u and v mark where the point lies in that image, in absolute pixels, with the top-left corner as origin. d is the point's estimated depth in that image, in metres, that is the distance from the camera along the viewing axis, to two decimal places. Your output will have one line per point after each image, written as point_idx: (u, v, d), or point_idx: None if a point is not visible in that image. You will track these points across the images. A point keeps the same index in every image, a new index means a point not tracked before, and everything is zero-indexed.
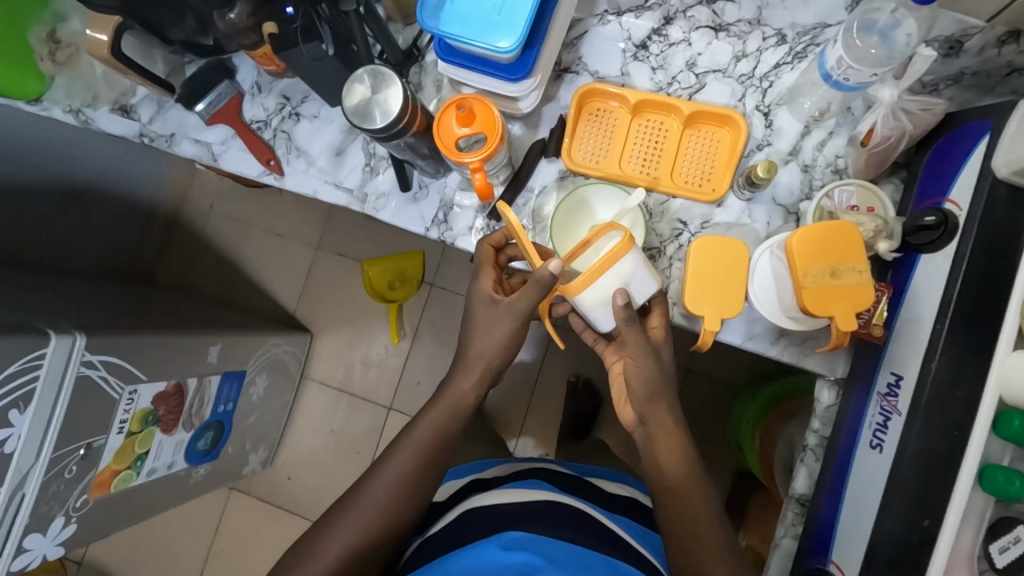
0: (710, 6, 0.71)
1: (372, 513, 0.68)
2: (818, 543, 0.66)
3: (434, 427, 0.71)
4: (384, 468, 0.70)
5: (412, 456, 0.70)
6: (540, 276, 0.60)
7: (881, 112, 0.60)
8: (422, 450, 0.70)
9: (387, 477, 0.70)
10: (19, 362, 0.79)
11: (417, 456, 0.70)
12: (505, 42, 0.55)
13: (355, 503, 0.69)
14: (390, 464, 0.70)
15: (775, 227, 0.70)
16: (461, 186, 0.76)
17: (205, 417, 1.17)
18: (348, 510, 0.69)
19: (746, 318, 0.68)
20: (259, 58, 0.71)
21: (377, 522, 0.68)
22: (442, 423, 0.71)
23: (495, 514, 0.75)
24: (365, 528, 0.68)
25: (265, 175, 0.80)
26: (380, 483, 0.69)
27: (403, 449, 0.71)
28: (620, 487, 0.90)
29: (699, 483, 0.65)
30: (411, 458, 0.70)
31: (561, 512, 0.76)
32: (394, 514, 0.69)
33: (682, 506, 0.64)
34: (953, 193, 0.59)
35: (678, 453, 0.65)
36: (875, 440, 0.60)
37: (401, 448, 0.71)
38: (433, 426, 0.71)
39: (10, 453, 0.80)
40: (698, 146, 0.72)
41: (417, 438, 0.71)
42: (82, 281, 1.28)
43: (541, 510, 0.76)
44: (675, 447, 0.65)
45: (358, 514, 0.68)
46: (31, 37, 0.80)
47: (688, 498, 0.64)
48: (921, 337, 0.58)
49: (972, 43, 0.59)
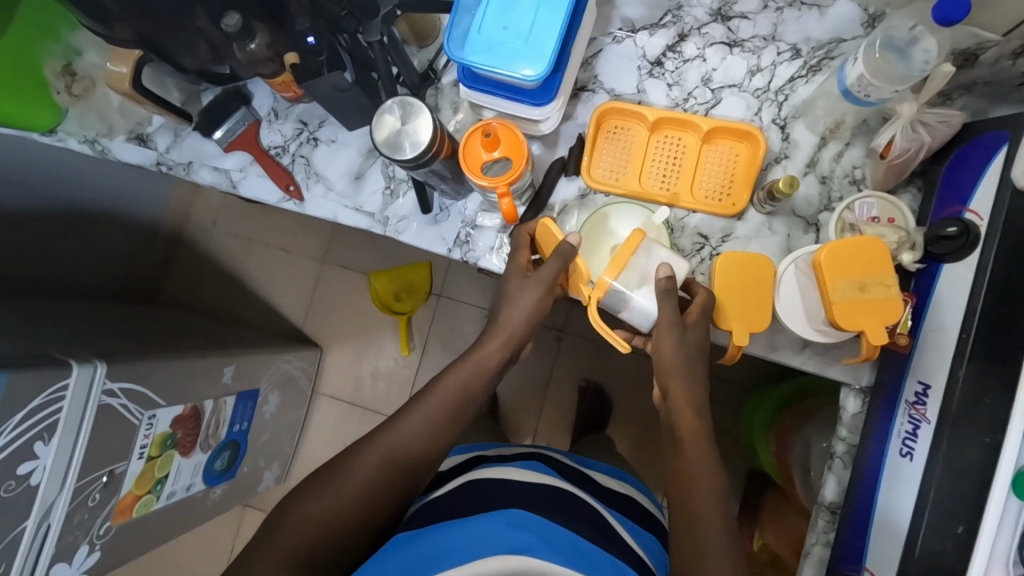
0: (725, 23, 0.73)
1: (372, 475, 0.66)
2: (850, 550, 0.67)
3: (450, 400, 0.69)
4: (396, 432, 0.68)
5: (425, 426, 0.68)
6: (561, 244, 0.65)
7: (900, 126, 0.61)
8: (436, 420, 0.69)
9: (396, 445, 0.67)
10: (43, 395, 0.77)
11: (432, 429, 0.69)
12: (532, 70, 0.57)
13: (357, 463, 0.67)
14: (402, 424, 0.68)
15: (795, 239, 0.71)
16: (483, 207, 0.76)
17: (221, 438, 1.15)
18: (349, 468, 0.66)
19: (770, 330, 0.69)
20: (277, 85, 0.73)
21: (377, 485, 0.66)
22: (459, 396, 0.70)
23: (505, 493, 0.71)
24: (365, 490, 0.66)
25: (285, 202, 0.81)
26: (388, 450, 0.67)
27: (416, 420, 0.69)
28: (621, 485, 0.89)
29: (710, 455, 0.63)
30: (424, 430, 0.68)
31: (571, 503, 0.73)
32: (397, 481, 0.67)
33: (685, 473, 0.62)
34: (973, 203, 0.60)
35: (692, 421, 0.64)
36: (905, 449, 0.62)
37: (417, 415, 0.69)
38: (451, 401, 0.69)
39: (35, 485, 0.78)
40: (716, 161, 0.73)
41: (432, 408, 0.69)
42: (91, 305, 1.27)
43: (554, 497, 0.73)
44: (689, 418, 0.64)
45: (358, 474, 0.66)
46: (47, 71, 0.79)
47: (697, 465, 0.62)
48: (946, 346, 0.60)
49: (986, 55, 0.60)
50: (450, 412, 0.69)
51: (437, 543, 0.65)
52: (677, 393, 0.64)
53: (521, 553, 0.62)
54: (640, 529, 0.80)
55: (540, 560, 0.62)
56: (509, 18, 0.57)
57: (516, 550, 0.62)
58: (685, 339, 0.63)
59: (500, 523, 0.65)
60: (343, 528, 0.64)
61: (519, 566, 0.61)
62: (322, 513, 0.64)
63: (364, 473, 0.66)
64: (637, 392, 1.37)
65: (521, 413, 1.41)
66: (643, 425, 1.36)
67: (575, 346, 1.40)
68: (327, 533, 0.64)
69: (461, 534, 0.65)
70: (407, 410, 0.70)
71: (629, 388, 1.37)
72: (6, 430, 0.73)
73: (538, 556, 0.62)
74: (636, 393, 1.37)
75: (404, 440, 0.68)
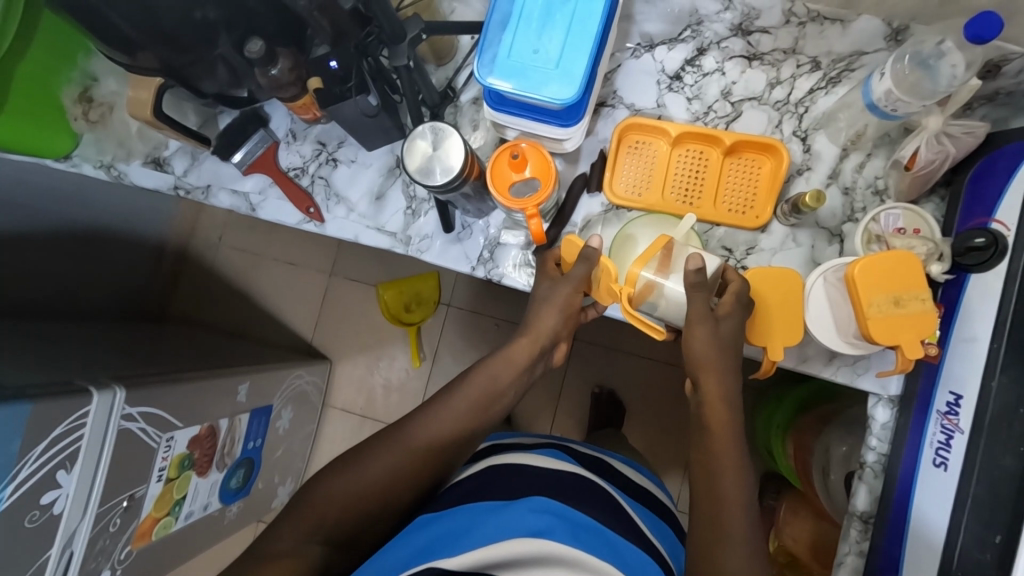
0: (745, 38, 0.72)
1: (400, 460, 0.67)
2: (887, 560, 0.67)
3: (479, 392, 0.70)
4: (425, 419, 0.69)
5: (455, 416, 0.69)
6: (586, 249, 0.66)
7: (925, 138, 0.62)
8: (463, 414, 0.69)
9: (428, 433, 0.68)
10: (65, 423, 0.75)
11: (460, 420, 0.69)
12: (565, 93, 0.58)
13: (387, 446, 0.67)
14: (430, 416, 0.69)
15: (820, 250, 0.71)
16: (506, 224, 0.76)
17: (236, 455, 1.12)
18: (378, 451, 0.67)
19: (798, 342, 0.70)
20: (298, 108, 0.73)
21: (404, 470, 0.67)
22: (488, 392, 0.70)
23: (529, 481, 0.69)
24: (393, 474, 0.66)
25: (305, 223, 0.80)
26: (418, 439, 0.67)
27: (447, 409, 0.69)
28: (638, 476, 0.86)
29: (739, 448, 0.60)
30: (455, 420, 0.69)
31: (595, 494, 0.71)
32: (425, 469, 0.67)
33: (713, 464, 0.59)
34: (999, 214, 0.61)
35: (721, 412, 0.61)
36: (939, 459, 0.62)
37: (449, 404, 0.69)
38: (479, 394, 0.70)
39: (58, 514, 0.75)
40: (739, 174, 0.73)
41: (462, 399, 0.69)
42: (99, 326, 1.25)
43: (580, 487, 0.71)
44: (723, 412, 0.61)
45: (387, 457, 0.67)
46: (64, 99, 0.79)
47: (724, 456, 0.59)
48: (977, 356, 0.60)
49: (1010, 66, 0.61)
50: (478, 405, 0.70)
51: (455, 526, 0.63)
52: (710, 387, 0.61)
53: (541, 536, 0.60)
54: (661, 524, 0.78)
55: (559, 544, 0.60)
56: (541, 42, 0.59)
57: (537, 533, 0.60)
58: (717, 326, 0.62)
59: (522, 506, 0.64)
60: (367, 508, 0.65)
61: (538, 548, 0.59)
62: (349, 492, 0.65)
63: (392, 458, 0.67)
64: (651, 398, 1.37)
65: (535, 423, 1.40)
66: (658, 431, 1.35)
67: (587, 354, 1.39)
68: (353, 509, 0.65)
69: (479, 517, 0.63)
70: (439, 398, 0.71)
71: (643, 394, 1.37)
72: (28, 463, 0.70)
73: (558, 540, 0.60)
74: (650, 400, 1.37)
75: (431, 427, 0.68)
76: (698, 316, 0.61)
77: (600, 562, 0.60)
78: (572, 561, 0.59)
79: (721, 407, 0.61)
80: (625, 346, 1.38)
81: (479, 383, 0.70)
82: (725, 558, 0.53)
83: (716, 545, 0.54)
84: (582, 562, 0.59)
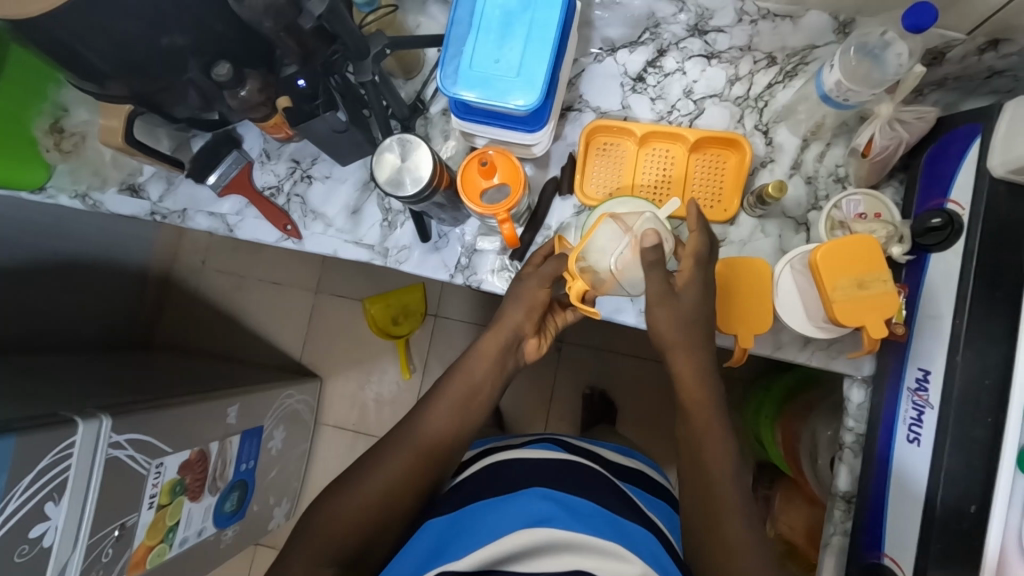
0: (702, 37, 0.74)
1: (405, 461, 0.67)
2: (871, 538, 0.68)
3: (462, 391, 0.70)
4: (420, 420, 0.69)
5: (446, 413, 0.69)
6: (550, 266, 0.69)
7: (879, 125, 0.64)
8: (451, 417, 0.69)
9: (421, 437, 0.68)
10: (50, 454, 0.74)
11: (454, 414, 0.69)
12: (524, 100, 0.60)
13: (386, 451, 0.68)
14: (418, 430, 0.68)
15: (788, 238, 0.73)
16: (481, 231, 0.77)
17: (229, 478, 1.12)
18: (377, 460, 0.67)
19: (772, 330, 0.71)
20: (269, 127, 0.74)
21: (404, 483, 0.66)
22: (471, 394, 0.70)
23: (528, 475, 0.70)
24: (395, 482, 0.66)
25: (283, 240, 0.81)
26: (416, 439, 0.68)
27: (437, 408, 0.70)
28: (633, 461, 0.87)
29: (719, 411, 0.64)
30: (448, 418, 0.69)
31: (597, 482, 0.72)
32: (427, 469, 0.68)
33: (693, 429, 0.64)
34: (954, 194, 0.63)
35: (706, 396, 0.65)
36: (912, 435, 0.64)
37: (439, 404, 0.70)
38: (463, 391, 0.70)
39: (49, 547, 0.75)
40: (705, 170, 0.75)
41: (450, 395, 0.70)
42: (84, 357, 1.24)
43: (577, 473, 0.72)
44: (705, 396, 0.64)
45: (390, 463, 0.67)
46: (35, 131, 0.80)
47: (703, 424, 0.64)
48: (942, 332, 0.62)
49: (954, 52, 0.63)
50: (464, 399, 0.70)
51: (464, 522, 0.65)
52: (692, 353, 0.64)
53: (542, 524, 0.62)
54: (663, 506, 0.79)
55: (561, 529, 0.61)
56: (501, 52, 0.60)
57: (537, 522, 0.62)
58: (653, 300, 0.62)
59: (523, 497, 0.65)
60: (376, 517, 0.64)
61: (542, 537, 0.60)
62: (359, 499, 0.64)
63: (395, 463, 0.67)
64: (641, 396, 1.38)
65: (530, 428, 1.40)
66: (650, 428, 1.36)
67: (574, 356, 1.40)
68: (367, 513, 0.64)
69: (481, 517, 0.64)
70: (427, 398, 0.72)
71: (634, 393, 1.38)
72: (16, 496, 0.70)
73: (560, 526, 0.61)
74: (641, 397, 1.38)
75: (429, 435, 0.68)
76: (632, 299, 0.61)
77: (605, 540, 0.61)
78: (577, 545, 0.60)
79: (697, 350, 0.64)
80: (611, 345, 1.40)
81: (466, 378, 0.71)
82: (727, 530, 0.59)
83: (714, 521, 0.60)
84: (587, 544, 0.60)
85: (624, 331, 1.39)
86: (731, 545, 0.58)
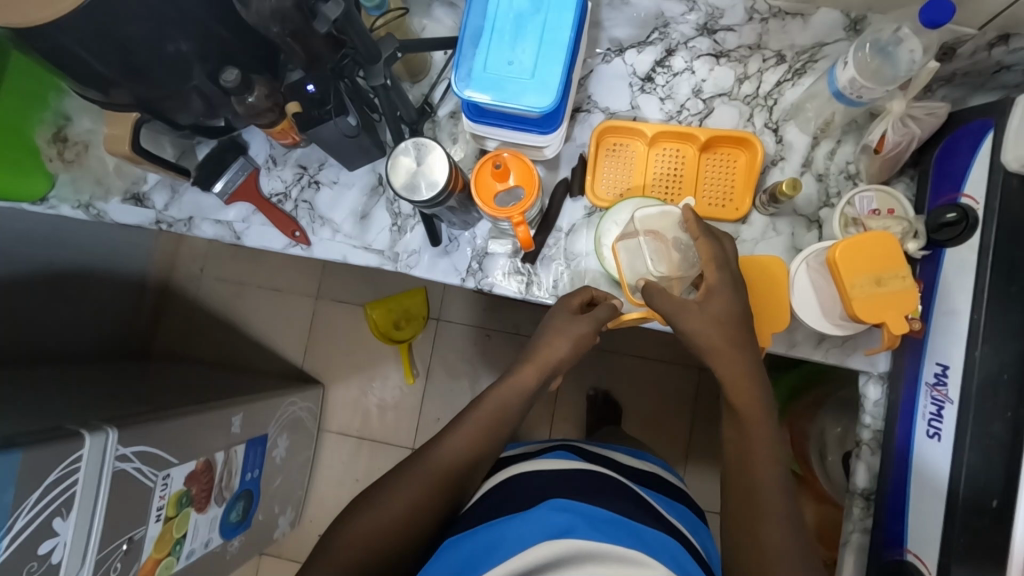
0: (711, 36, 0.74)
1: (435, 476, 0.66)
2: (891, 535, 0.68)
3: (500, 404, 0.69)
4: (456, 431, 0.68)
5: (483, 425, 0.68)
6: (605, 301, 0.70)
7: (892, 121, 0.64)
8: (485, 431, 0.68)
9: (455, 447, 0.67)
10: (58, 469, 0.73)
11: (475, 434, 0.67)
12: (541, 102, 0.60)
13: (420, 461, 0.67)
14: (453, 441, 0.67)
15: (801, 236, 0.73)
16: (491, 234, 0.77)
17: (234, 488, 1.10)
18: (410, 471, 0.66)
19: (787, 329, 0.71)
20: (276, 134, 0.73)
21: (436, 494, 0.65)
22: (507, 407, 0.69)
23: (544, 487, 0.69)
24: (427, 492, 0.65)
25: (292, 247, 0.80)
26: (451, 448, 0.67)
27: (473, 420, 0.69)
28: (647, 465, 0.87)
29: (763, 415, 0.61)
30: (483, 430, 0.68)
31: (615, 488, 0.71)
32: (451, 489, 0.66)
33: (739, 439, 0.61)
34: (967, 188, 0.63)
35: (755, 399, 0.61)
36: (933, 430, 0.64)
37: (477, 416, 0.69)
38: (500, 403, 0.69)
39: (57, 563, 0.73)
40: (716, 169, 0.75)
41: (487, 407, 0.69)
42: (83, 368, 1.22)
43: (597, 483, 0.71)
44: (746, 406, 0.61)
45: (423, 474, 0.66)
46: (38, 140, 0.79)
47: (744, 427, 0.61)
48: (959, 327, 0.62)
49: (964, 48, 0.64)
50: (503, 413, 0.69)
51: (484, 536, 0.64)
52: (724, 360, 0.61)
53: (565, 536, 0.61)
54: (681, 508, 0.79)
55: (584, 540, 0.61)
56: (515, 54, 0.60)
57: (559, 534, 0.61)
58: (704, 309, 0.61)
59: (539, 510, 0.64)
60: (404, 528, 0.63)
61: (563, 549, 0.60)
62: (388, 511, 0.63)
63: (428, 475, 0.66)
64: (646, 396, 1.38)
65: (535, 430, 1.39)
66: (656, 429, 1.36)
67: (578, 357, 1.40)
68: (390, 527, 0.63)
69: (500, 530, 0.64)
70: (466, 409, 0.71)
71: (639, 393, 1.38)
72: (23, 512, 0.68)
73: (581, 536, 0.61)
74: (645, 397, 1.38)
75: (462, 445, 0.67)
76: (675, 306, 0.61)
77: (626, 548, 0.61)
78: (600, 555, 0.60)
79: (737, 352, 0.61)
80: (616, 345, 1.39)
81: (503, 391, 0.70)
82: (767, 537, 0.56)
83: (753, 527, 0.57)
84: (611, 554, 0.60)
85: (628, 332, 1.39)
86: (776, 551, 0.55)
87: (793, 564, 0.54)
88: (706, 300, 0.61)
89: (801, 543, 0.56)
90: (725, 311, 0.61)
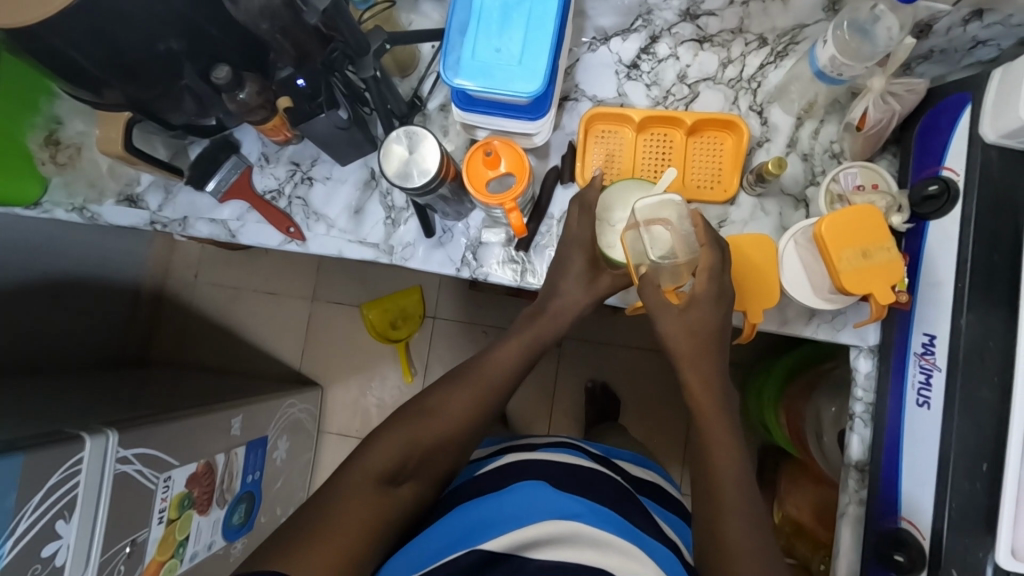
0: (693, 22, 0.75)
1: (473, 394, 0.65)
2: (884, 507, 0.69)
3: (536, 331, 0.69)
4: (493, 355, 0.68)
5: (521, 348, 0.68)
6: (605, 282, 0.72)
7: (871, 99, 0.66)
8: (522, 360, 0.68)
9: (495, 367, 0.67)
10: (60, 471, 0.73)
11: (479, 401, 0.65)
12: (529, 88, 0.61)
13: (461, 377, 0.66)
14: (492, 366, 0.67)
15: (788, 216, 0.74)
16: (485, 223, 0.77)
17: (236, 490, 1.11)
18: (450, 386, 0.66)
19: (778, 306, 0.73)
20: (268, 130, 0.74)
21: (474, 411, 0.65)
22: (543, 337, 0.69)
23: (550, 473, 0.70)
24: (464, 410, 0.64)
25: (287, 243, 0.81)
26: (490, 370, 0.67)
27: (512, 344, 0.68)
28: (646, 473, 0.87)
29: (729, 410, 0.62)
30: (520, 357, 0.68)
31: (615, 490, 0.72)
32: (488, 409, 0.66)
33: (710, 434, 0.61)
34: (948, 161, 0.65)
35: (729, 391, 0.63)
36: (922, 399, 0.65)
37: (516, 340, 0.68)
38: (536, 331, 0.69)
39: (61, 565, 0.74)
40: (703, 152, 0.76)
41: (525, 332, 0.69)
42: (80, 376, 1.22)
43: (600, 483, 0.71)
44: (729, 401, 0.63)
45: (462, 390, 0.65)
46: (30, 144, 0.80)
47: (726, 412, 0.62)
48: (944, 297, 0.63)
49: (940, 24, 0.65)
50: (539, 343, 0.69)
51: (487, 508, 0.65)
52: (691, 368, 0.62)
53: (573, 518, 0.63)
54: (674, 517, 0.80)
55: (589, 526, 0.62)
56: (502, 41, 0.61)
57: (568, 515, 0.63)
58: (682, 314, 0.61)
59: (548, 494, 0.66)
60: (440, 439, 0.63)
61: (570, 528, 0.62)
62: (428, 421, 0.63)
63: (467, 393, 0.65)
64: (644, 386, 1.39)
65: (535, 423, 1.40)
66: (655, 418, 1.37)
67: (576, 350, 1.41)
68: (427, 434, 0.62)
69: (505, 504, 0.65)
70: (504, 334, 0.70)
71: (637, 384, 1.39)
72: (25, 515, 0.69)
73: (587, 522, 0.63)
74: (642, 388, 1.39)
75: (498, 371, 0.67)
76: (659, 304, 0.62)
77: (620, 546, 0.61)
78: (603, 543, 0.61)
79: (708, 361, 0.62)
80: (612, 337, 1.40)
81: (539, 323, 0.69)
82: (728, 531, 0.57)
83: (716, 524, 0.57)
84: (612, 544, 0.61)
85: (624, 324, 1.40)
86: (740, 547, 0.56)
87: (753, 564, 0.55)
88: (687, 308, 0.61)
89: (767, 541, 0.57)
90: (701, 322, 0.61)
